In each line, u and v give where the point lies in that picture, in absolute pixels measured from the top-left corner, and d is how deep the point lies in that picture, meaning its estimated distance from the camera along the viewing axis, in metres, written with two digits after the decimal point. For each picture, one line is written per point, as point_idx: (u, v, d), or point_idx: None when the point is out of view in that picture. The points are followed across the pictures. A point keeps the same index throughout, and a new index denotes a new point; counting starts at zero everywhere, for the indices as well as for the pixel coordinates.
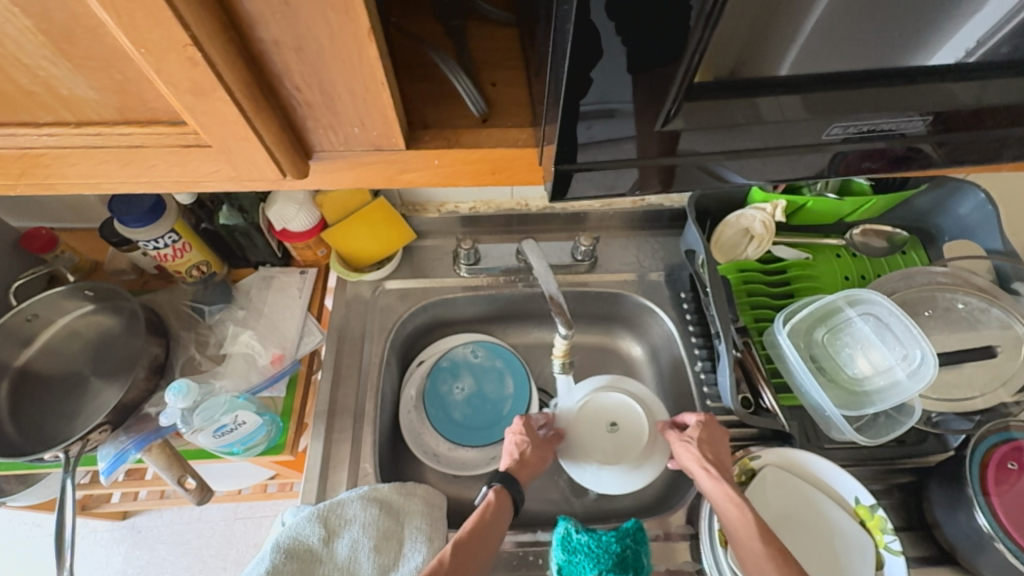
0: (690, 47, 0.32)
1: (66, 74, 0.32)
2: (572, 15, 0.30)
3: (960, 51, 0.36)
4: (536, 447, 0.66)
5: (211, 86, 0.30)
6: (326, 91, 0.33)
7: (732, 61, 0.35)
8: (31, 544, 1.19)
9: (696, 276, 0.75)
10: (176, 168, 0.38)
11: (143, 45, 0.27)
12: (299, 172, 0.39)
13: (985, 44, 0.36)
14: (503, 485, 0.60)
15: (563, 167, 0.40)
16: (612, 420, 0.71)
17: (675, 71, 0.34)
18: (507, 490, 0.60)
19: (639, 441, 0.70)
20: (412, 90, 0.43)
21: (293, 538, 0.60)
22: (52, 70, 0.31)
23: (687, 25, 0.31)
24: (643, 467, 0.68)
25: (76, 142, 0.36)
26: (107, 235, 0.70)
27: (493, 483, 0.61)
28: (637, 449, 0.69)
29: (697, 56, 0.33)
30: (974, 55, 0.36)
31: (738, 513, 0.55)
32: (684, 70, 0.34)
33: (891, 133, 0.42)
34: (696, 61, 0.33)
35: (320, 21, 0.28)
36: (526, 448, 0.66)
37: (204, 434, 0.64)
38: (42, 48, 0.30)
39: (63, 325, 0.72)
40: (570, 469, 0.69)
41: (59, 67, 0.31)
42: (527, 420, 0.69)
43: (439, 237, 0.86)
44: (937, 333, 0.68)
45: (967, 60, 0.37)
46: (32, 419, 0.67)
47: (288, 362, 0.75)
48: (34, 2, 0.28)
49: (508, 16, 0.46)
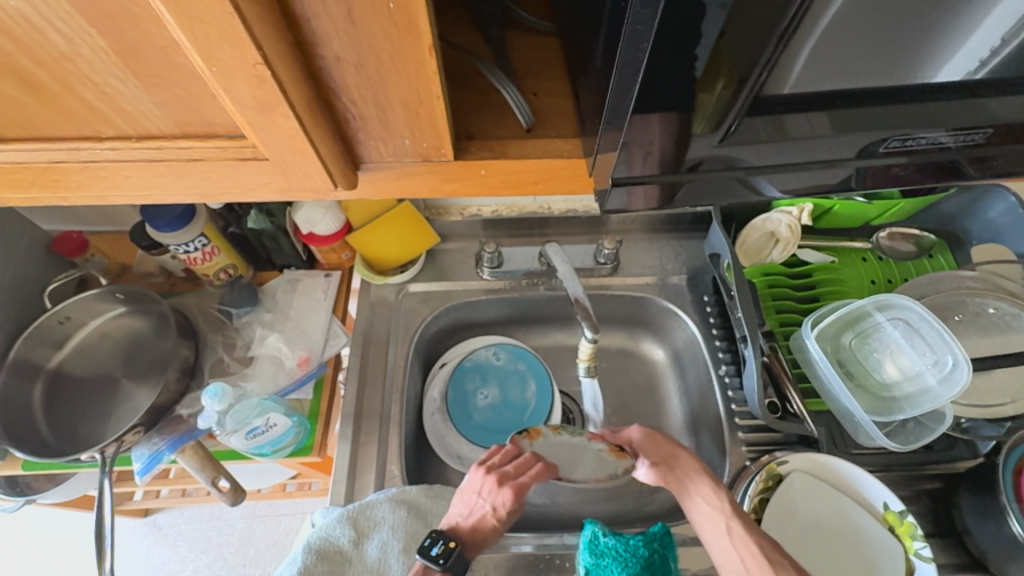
0: (762, 57, 0.32)
1: (131, 91, 0.32)
2: (649, 36, 0.30)
3: (966, 68, 0.36)
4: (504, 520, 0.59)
5: (275, 102, 0.30)
6: (381, 105, 0.34)
7: (752, 69, 0.33)
8: (57, 539, 1.21)
9: (721, 280, 0.75)
10: (228, 181, 0.39)
11: (214, 64, 0.28)
12: (348, 183, 0.39)
13: (988, 64, 0.36)
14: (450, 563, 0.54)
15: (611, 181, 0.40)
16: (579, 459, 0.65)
17: (720, 89, 0.34)
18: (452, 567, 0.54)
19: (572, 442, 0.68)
20: (458, 100, 0.43)
21: (323, 540, 0.60)
22: (119, 87, 0.32)
23: (764, 38, 0.31)
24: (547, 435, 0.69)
25: (134, 155, 0.37)
26: (138, 239, 0.71)
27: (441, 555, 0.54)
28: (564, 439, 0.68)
29: (766, 70, 0.33)
30: (981, 71, 0.36)
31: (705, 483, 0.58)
32: (753, 80, 0.34)
33: (924, 147, 0.41)
34: (763, 77, 0.34)
35: (383, 38, 0.29)
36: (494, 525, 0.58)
37: (236, 436, 0.65)
38: (113, 67, 0.31)
39: (95, 327, 0.74)
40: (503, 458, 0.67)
41: (126, 84, 0.32)
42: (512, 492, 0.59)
43: (462, 240, 0.86)
44: (967, 338, 0.67)
45: (976, 74, 0.36)
46: (67, 420, 0.69)
47: (315, 365, 0.76)
48: (110, 24, 0.28)
49: (550, 26, 0.46)
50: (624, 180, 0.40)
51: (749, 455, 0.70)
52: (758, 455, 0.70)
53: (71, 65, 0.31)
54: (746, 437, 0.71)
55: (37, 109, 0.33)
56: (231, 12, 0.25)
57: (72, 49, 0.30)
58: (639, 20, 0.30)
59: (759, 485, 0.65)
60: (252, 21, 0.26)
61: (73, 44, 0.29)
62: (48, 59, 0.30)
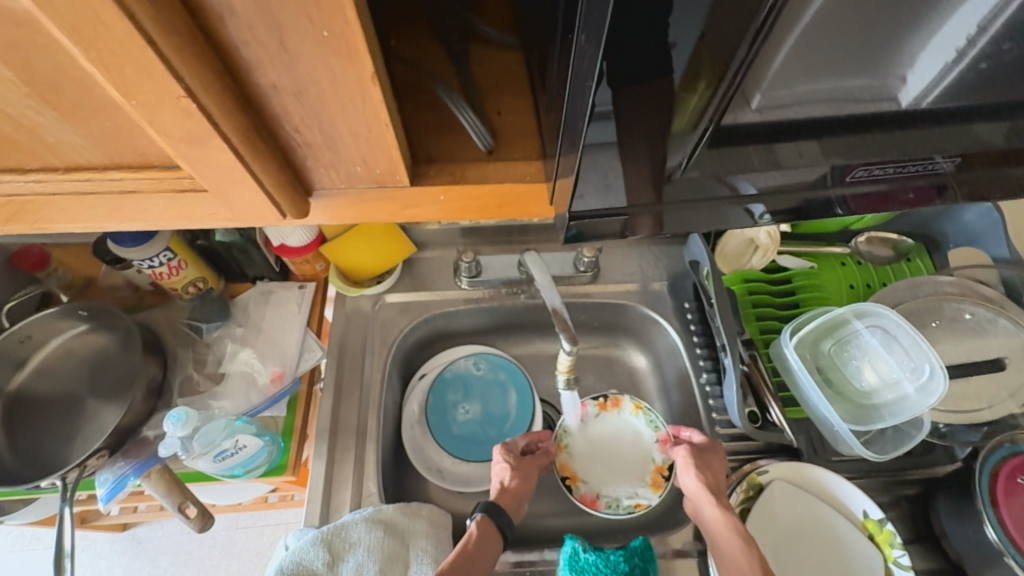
0: (734, 63, 0.31)
1: (51, 123, 0.31)
2: (595, 72, 0.30)
3: (910, 96, 0.36)
4: (517, 471, 0.67)
5: (207, 135, 0.29)
6: (326, 132, 0.32)
7: (737, 66, 0.31)
8: (31, 557, 1.18)
9: (701, 287, 0.74)
10: (169, 212, 0.37)
11: (135, 97, 0.26)
12: (299, 212, 0.38)
13: (966, 56, 0.34)
14: (486, 515, 0.61)
15: (569, 215, 0.40)
16: (621, 469, 0.73)
17: (702, 90, 0.32)
18: (488, 516, 0.61)
19: (626, 449, 0.74)
20: (415, 121, 0.42)
21: (296, 563, 0.59)
22: (36, 118, 0.31)
23: (739, 44, 0.30)
24: (608, 432, 0.75)
25: (65, 188, 0.36)
26: (101, 253, 0.68)
27: (477, 512, 0.62)
28: (619, 441, 0.75)
29: (742, 72, 0.32)
30: (925, 100, 0.37)
31: (742, 544, 0.56)
32: (729, 82, 0.32)
33: (923, 173, 0.42)
34: (740, 78, 0.32)
35: (320, 65, 0.27)
36: (508, 477, 0.66)
37: (204, 459, 0.63)
38: (26, 98, 0.30)
39: (58, 345, 0.71)
40: (559, 438, 0.75)
41: (44, 117, 0.31)
42: (507, 446, 0.70)
43: (439, 248, 0.85)
44: (944, 343, 0.67)
45: (921, 103, 0.37)
46: (27, 443, 0.66)
47: (289, 380, 0.74)
48: (18, 54, 0.27)
49: (512, 39, 0.45)
50: (582, 216, 0.41)
51: (731, 464, 0.69)
52: (739, 464, 0.69)
53: None
54: (727, 446, 0.71)
55: None
56: (144, 43, 0.23)
57: None
58: (584, 56, 0.30)
59: (740, 496, 0.65)
60: (170, 54, 0.24)
61: None
62: None
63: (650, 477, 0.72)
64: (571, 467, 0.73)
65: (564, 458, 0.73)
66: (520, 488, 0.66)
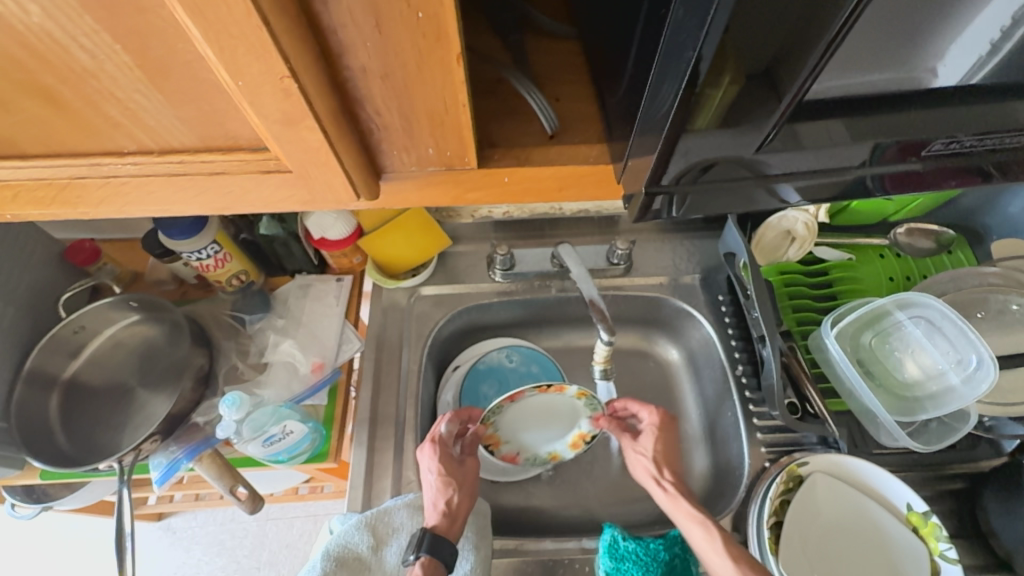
0: (804, 70, 0.31)
1: (155, 106, 0.34)
2: (699, 45, 0.29)
3: (960, 74, 0.36)
4: (462, 490, 0.62)
5: (301, 116, 0.30)
6: (405, 116, 0.34)
7: (760, 64, 0.31)
8: (73, 544, 1.22)
9: (735, 279, 0.74)
10: (250, 194, 0.40)
11: (241, 78, 0.28)
12: (371, 193, 0.40)
13: (1000, 49, 0.35)
14: (431, 555, 0.56)
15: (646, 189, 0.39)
16: (541, 435, 0.71)
17: (726, 85, 0.32)
18: (434, 557, 0.56)
19: (553, 419, 0.70)
20: (482, 107, 0.44)
21: (342, 546, 0.60)
22: (142, 102, 0.33)
23: (813, 54, 0.30)
24: (538, 407, 0.69)
25: (157, 169, 0.38)
26: (151, 246, 0.71)
27: (420, 551, 0.56)
28: (547, 412, 0.70)
29: (808, 81, 0.32)
30: (974, 77, 0.37)
31: (702, 530, 0.57)
32: (794, 90, 0.32)
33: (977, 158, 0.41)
34: (806, 86, 0.32)
35: (410, 47, 0.29)
36: (452, 496, 0.61)
37: (253, 444, 0.66)
38: (137, 82, 0.32)
39: (109, 336, 0.73)
40: (486, 421, 0.67)
41: (150, 99, 0.33)
42: (440, 441, 0.63)
43: (472, 243, 0.86)
44: (991, 335, 0.66)
45: (970, 81, 0.37)
46: (83, 429, 0.68)
47: (329, 370, 0.75)
48: (136, 39, 0.29)
49: (570, 31, 0.47)
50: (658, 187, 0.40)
51: (769, 456, 0.69)
52: (777, 456, 0.69)
53: (96, 81, 0.32)
54: (766, 438, 0.70)
55: (67, 121, 0.34)
56: (260, 25, 0.25)
57: (97, 65, 0.31)
58: (683, 27, 0.30)
59: (779, 487, 0.63)
60: (281, 35, 0.26)
61: (98, 60, 0.30)
62: (74, 75, 0.31)
63: (571, 440, 0.72)
64: (492, 437, 0.69)
65: (490, 433, 0.68)
66: (464, 505, 0.61)
